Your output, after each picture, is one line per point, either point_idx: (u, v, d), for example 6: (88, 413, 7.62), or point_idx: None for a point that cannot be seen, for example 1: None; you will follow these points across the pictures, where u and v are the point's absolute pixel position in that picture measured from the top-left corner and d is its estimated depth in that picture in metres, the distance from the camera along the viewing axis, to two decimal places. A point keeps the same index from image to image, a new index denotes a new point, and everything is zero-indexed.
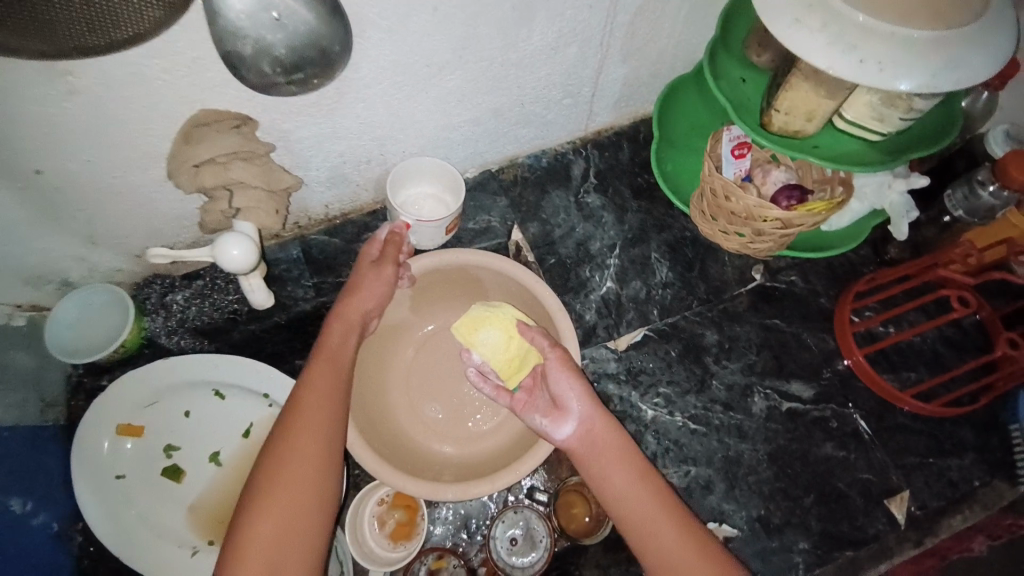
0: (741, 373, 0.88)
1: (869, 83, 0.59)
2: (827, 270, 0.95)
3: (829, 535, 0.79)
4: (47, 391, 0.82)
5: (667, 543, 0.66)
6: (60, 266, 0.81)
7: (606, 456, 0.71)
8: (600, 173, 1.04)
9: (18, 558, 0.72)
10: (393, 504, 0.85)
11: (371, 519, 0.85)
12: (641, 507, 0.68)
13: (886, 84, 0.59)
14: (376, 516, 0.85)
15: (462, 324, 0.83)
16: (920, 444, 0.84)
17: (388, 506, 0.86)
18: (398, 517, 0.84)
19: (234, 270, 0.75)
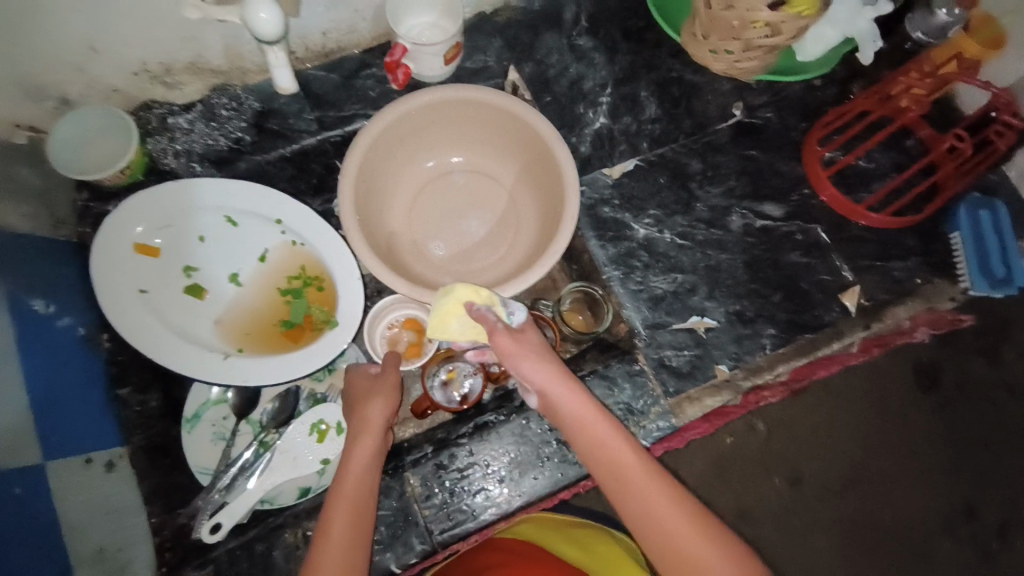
0: (722, 197, 0.98)
1: None
2: (799, 105, 1.02)
3: (792, 323, 0.93)
4: (57, 210, 0.84)
5: (649, 504, 0.63)
6: (57, 79, 0.80)
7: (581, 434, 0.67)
8: (593, 17, 1.05)
9: (46, 353, 0.74)
10: (403, 326, 0.94)
11: (384, 341, 0.93)
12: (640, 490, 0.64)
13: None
14: (388, 338, 0.93)
15: (434, 330, 0.75)
16: (871, 249, 0.97)
17: (398, 328, 0.94)
18: (409, 337, 0.93)
19: (263, 37, 0.73)
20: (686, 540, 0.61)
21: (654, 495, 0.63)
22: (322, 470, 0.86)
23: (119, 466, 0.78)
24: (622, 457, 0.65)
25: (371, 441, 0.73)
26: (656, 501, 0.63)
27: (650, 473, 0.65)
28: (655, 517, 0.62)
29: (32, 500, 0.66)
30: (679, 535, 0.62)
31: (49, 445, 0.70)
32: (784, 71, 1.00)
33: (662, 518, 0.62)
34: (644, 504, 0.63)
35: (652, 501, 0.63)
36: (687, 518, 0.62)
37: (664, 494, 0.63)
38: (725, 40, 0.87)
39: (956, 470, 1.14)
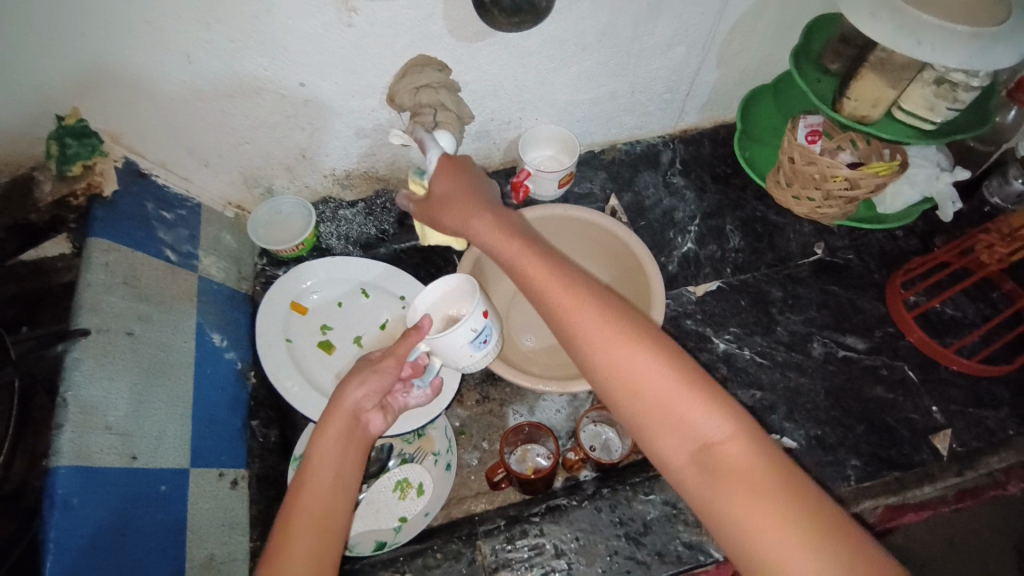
0: (802, 324, 1.04)
1: (919, 56, 0.79)
2: (878, 250, 1.11)
3: (878, 457, 0.92)
4: (242, 268, 1.06)
5: (620, 364, 0.64)
6: (272, 174, 1.06)
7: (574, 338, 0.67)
8: (686, 161, 1.23)
9: (212, 378, 0.90)
10: None
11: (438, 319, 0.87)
12: (637, 380, 0.63)
13: (935, 57, 0.79)
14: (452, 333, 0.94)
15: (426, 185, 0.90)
16: (961, 394, 0.97)
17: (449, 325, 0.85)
18: None
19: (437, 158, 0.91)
20: (666, 397, 0.62)
21: (622, 354, 0.64)
22: (397, 527, 0.92)
23: (240, 486, 0.89)
24: (588, 323, 0.66)
25: (337, 423, 0.72)
26: (628, 360, 0.64)
27: (620, 334, 0.65)
28: (630, 379, 0.63)
29: (173, 498, 0.77)
30: (659, 396, 0.62)
31: (196, 454, 0.83)
32: (861, 220, 1.10)
33: (637, 377, 0.63)
34: (615, 372, 0.64)
35: (623, 359, 0.64)
36: (664, 374, 0.63)
37: (634, 351, 0.64)
38: (807, 189, 1.01)
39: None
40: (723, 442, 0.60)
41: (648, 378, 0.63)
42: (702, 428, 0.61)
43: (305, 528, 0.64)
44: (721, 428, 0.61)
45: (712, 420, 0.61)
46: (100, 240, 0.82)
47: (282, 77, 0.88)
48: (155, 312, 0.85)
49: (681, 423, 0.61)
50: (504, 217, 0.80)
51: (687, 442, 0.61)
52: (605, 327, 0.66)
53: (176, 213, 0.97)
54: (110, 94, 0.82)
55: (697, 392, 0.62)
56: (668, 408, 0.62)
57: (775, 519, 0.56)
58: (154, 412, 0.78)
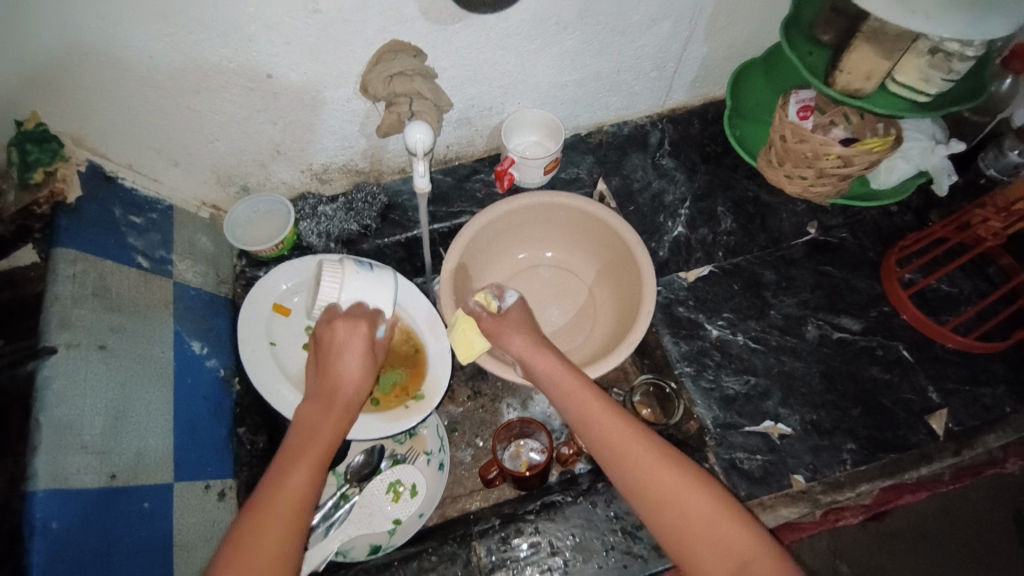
0: (796, 307, 1.02)
1: (915, 27, 0.75)
2: (873, 228, 1.08)
3: (874, 440, 0.91)
4: (220, 271, 1.03)
5: (665, 488, 0.67)
6: (246, 172, 1.02)
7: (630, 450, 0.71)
8: (675, 142, 1.19)
9: (193, 386, 0.88)
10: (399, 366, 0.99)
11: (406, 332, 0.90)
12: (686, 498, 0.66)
13: (928, 27, 0.75)
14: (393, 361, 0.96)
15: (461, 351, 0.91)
16: (957, 373, 0.96)
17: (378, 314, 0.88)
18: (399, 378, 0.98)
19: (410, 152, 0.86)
20: (705, 520, 0.65)
21: (665, 477, 0.68)
22: (392, 530, 0.91)
23: (228, 497, 0.88)
24: (635, 449, 0.71)
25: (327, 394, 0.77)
26: (674, 486, 0.67)
27: (661, 458, 0.69)
28: (668, 502, 0.67)
29: (157, 514, 0.75)
30: (703, 521, 0.65)
31: (180, 467, 0.81)
32: (858, 197, 1.07)
33: (680, 500, 0.67)
34: (658, 491, 0.68)
35: (668, 477, 0.68)
36: (708, 501, 0.66)
37: (678, 475, 0.68)
38: (799, 168, 0.98)
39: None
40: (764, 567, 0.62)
41: (694, 500, 0.66)
42: (740, 547, 0.63)
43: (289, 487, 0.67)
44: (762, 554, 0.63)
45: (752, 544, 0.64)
46: (67, 249, 0.78)
47: (249, 68, 0.84)
48: (128, 322, 0.81)
49: (716, 542, 0.64)
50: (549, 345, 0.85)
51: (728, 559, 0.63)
52: (654, 451, 0.70)
53: (147, 217, 0.93)
54: (67, 95, 0.78)
55: (737, 517, 0.65)
56: (711, 533, 0.65)
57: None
58: (133, 427, 0.76)
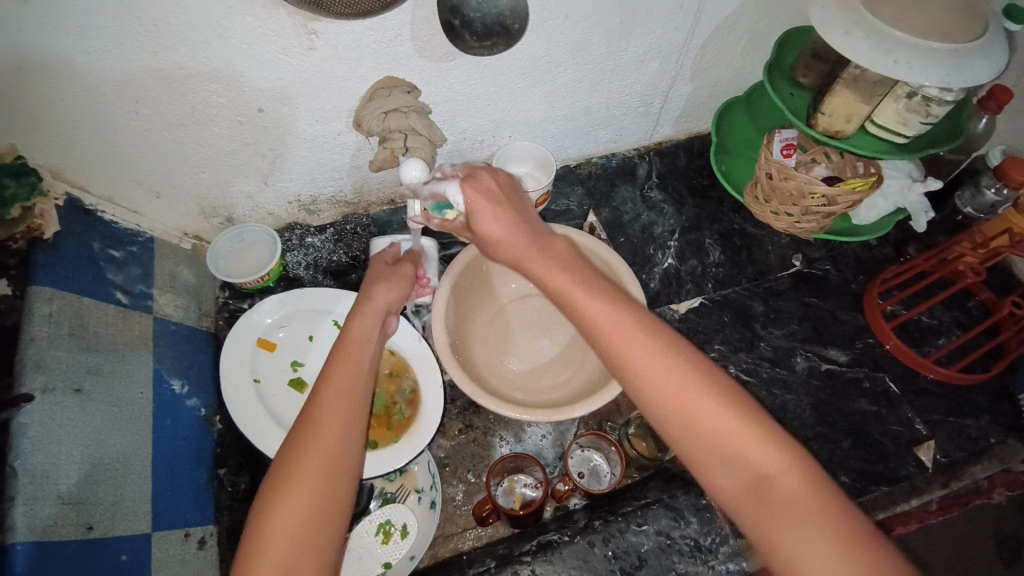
0: (785, 339, 1.03)
1: (896, 75, 0.79)
2: (855, 261, 1.11)
3: (866, 472, 0.92)
4: (203, 304, 1.00)
5: (679, 401, 0.61)
6: (232, 203, 1.00)
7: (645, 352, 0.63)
8: (662, 175, 1.22)
9: (173, 428, 0.84)
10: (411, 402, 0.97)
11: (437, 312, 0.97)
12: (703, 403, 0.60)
13: (912, 76, 0.79)
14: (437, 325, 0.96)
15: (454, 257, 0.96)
16: (941, 404, 0.98)
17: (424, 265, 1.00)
18: (406, 413, 0.96)
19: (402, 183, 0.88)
20: (724, 431, 0.59)
21: (678, 386, 0.61)
22: (382, 574, 0.88)
23: (208, 546, 0.83)
24: (647, 357, 0.63)
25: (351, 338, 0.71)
26: (687, 399, 0.60)
27: (672, 361, 0.62)
28: (682, 410, 0.60)
29: (135, 569, 0.70)
30: (720, 435, 0.59)
31: (158, 516, 0.76)
32: (839, 232, 1.10)
33: (697, 416, 0.60)
34: (672, 400, 0.61)
35: (684, 384, 0.61)
36: (730, 416, 0.59)
37: (694, 386, 0.61)
38: (785, 205, 1.00)
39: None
40: (788, 485, 0.56)
41: (717, 417, 0.60)
42: (757, 462, 0.58)
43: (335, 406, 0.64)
44: (786, 471, 0.57)
45: (777, 461, 0.57)
46: (42, 288, 0.74)
47: (240, 103, 0.82)
48: (106, 363, 0.78)
49: (734, 457, 0.59)
50: (545, 242, 0.73)
51: (744, 477, 0.58)
52: (653, 359, 0.62)
53: (126, 251, 0.89)
54: (46, 126, 0.75)
55: (760, 429, 0.59)
56: (732, 447, 0.59)
57: (835, 561, 0.52)
58: (111, 474, 0.72)
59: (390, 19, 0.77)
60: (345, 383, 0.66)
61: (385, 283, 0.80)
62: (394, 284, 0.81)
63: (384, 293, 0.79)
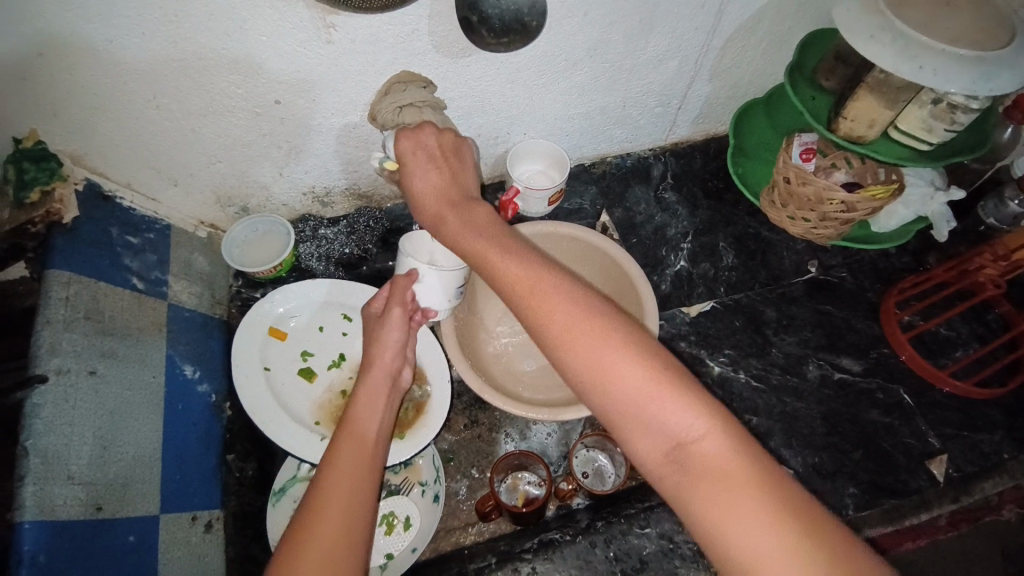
0: (797, 346, 1.02)
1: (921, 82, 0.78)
2: (873, 269, 1.09)
3: (875, 484, 0.91)
4: (216, 292, 1.01)
5: (590, 364, 0.57)
6: (247, 193, 1.01)
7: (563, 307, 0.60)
8: (677, 176, 1.20)
9: (184, 413, 0.85)
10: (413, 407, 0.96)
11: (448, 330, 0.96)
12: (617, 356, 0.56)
13: (938, 83, 0.77)
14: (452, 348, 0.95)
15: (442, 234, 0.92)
16: (955, 418, 0.96)
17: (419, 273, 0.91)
18: (407, 416, 0.95)
19: None
20: (641, 394, 0.55)
21: (594, 346, 0.57)
22: (385, 564, 0.89)
23: (215, 529, 0.85)
24: (570, 319, 0.59)
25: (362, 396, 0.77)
26: (606, 359, 0.56)
27: (593, 322, 0.58)
28: (605, 367, 0.56)
29: (142, 549, 0.72)
30: (639, 398, 0.55)
31: (167, 499, 0.78)
32: (857, 239, 1.07)
33: (618, 378, 0.56)
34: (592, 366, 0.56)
35: (607, 347, 0.57)
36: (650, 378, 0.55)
37: (613, 345, 0.57)
38: (803, 210, 0.99)
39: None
40: (711, 448, 0.53)
41: (629, 371, 0.56)
42: (679, 428, 0.54)
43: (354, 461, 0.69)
44: (711, 433, 0.53)
45: (702, 425, 0.54)
46: (60, 272, 0.76)
47: (257, 94, 0.83)
48: (120, 347, 0.79)
49: (654, 419, 0.55)
50: (467, 207, 0.73)
51: (662, 440, 0.54)
52: (581, 320, 0.58)
53: (144, 237, 0.91)
54: (67, 113, 0.76)
55: (686, 389, 0.55)
56: (650, 409, 0.55)
57: (779, 551, 0.49)
58: (122, 456, 0.73)
59: (406, 13, 0.77)
60: (355, 438, 0.72)
61: (381, 333, 0.84)
62: (393, 329, 0.84)
63: (384, 349, 0.83)
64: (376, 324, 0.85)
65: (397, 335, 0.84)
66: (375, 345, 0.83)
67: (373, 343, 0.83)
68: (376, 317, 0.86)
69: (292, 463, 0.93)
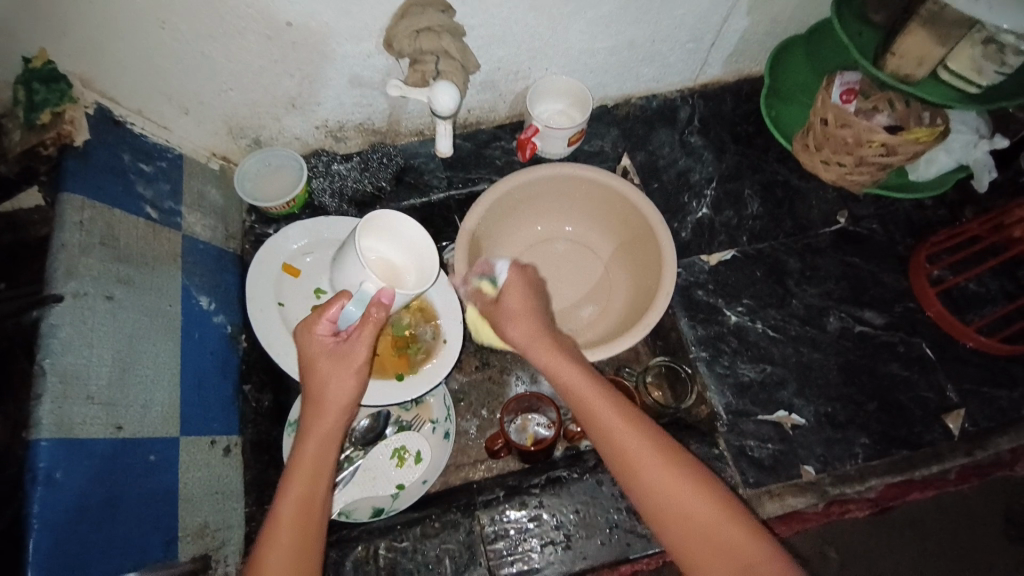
0: (819, 297, 0.99)
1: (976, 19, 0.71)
2: (906, 220, 1.04)
3: (888, 435, 0.90)
4: (230, 226, 1.01)
5: (658, 485, 0.67)
6: (259, 125, 0.99)
7: (630, 441, 0.69)
8: (704, 119, 1.14)
9: (201, 342, 0.87)
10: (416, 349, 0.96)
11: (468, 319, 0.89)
12: (678, 490, 0.66)
13: (992, 20, 0.70)
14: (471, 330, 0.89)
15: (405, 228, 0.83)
16: (977, 374, 0.94)
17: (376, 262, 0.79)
18: (410, 355, 0.95)
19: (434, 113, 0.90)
20: (707, 521, 0.65)
21: (665, 475, 0.67)
22: (395, 494, 0.91)
23: (233, 453, 0.87)
24: (643, 449, 0.68)
25: (308, 463, 0.70)
26: (676, 484, 0.66)
27: (661, 453, 0.68)
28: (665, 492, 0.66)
29: (162, 468, 0.74)
30: (705, 526, 0.64)
31: (186, 422, 0.80)
32: (893, 186, 1.03)
33: (685, 505, 0.65)
34: (661, 489, 0.66)
35: (665, 479, 0.67)
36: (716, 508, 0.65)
37: (678, 475, 0.67)
38: (838, 154, 0.94)
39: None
40: (767, 569, 0.61)
41: (688, 496, 0.66)
42: (732, 539, 0.63)
43: (292, 533, 0.65)
44: (766, 554, 0.62)
45: (758, 547, 0.63)
46: (74, 196, 0.75)
47: (268, 15, 0.79)
48: (136, 274, 0.79)
49: (706, 532, 0.64)
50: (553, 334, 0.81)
51: (719, 554, 0.63)
52: (642, 442, 0.69)
53: (156, 166, 0.90)
54: (75, 30, 0.73)
55: (743, 522, 0.64)
56: (717, 536, 0.64)
57: None
58: (140, 380, 0.75)
59: None
60: (297, 504, 0.67)
61: (330, 377, 0.73)
62: (343, 377, 0.72)
63: (336, 392, 0.72)
64: (322, 364, 0.73)
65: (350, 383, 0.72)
66: (328, 390, 0.72)
67: (315, 391, 0.73)
68: (326, 354, 0.73)
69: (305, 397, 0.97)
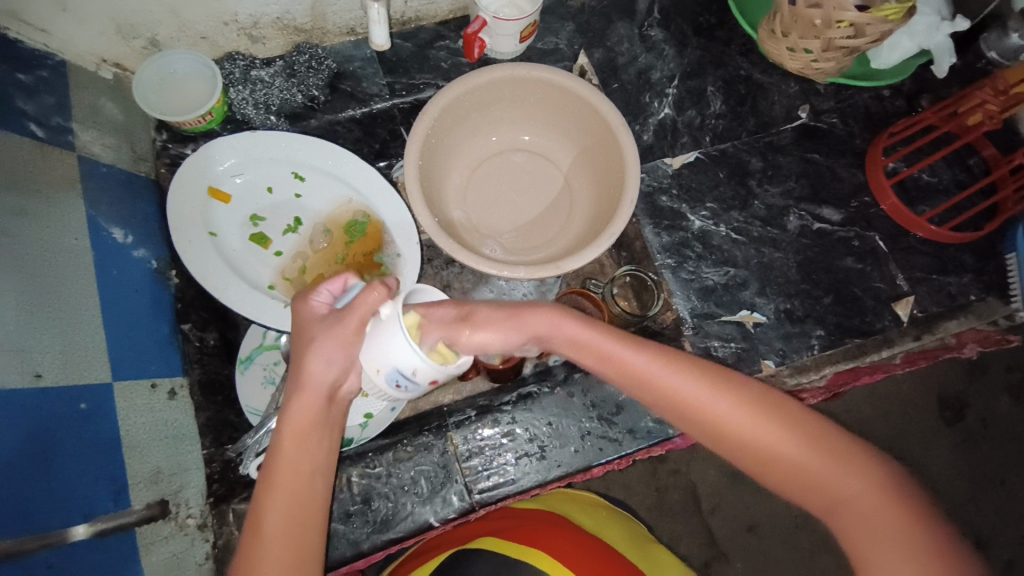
0: (780, 197, 0.98)
1: None
2: (865, 114, 1.03)
3: (842, 326, 0.93)
4: (137, 146, 0.88)
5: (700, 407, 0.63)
6: (153, 22, 0.84)
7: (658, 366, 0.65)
8: (665, 10, 1.06)
9: (121, 278, 0.77)
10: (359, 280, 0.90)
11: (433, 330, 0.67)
12: (718, 406, 0.63)
13: None
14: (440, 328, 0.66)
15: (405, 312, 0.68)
16: (926, 262, 0.97)
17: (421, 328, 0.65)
18: None
19: None
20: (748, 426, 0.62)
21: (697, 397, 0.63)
22: (364, 423, 0.84)
23: (179, 396, 0.81)
24: (706, 394, 0.63)
25: (306, 401, 0.63)
26: (713, 405, 0.63)
27: (694, 376, 0.64)
28: (707, 413, 0.63)
29: (97, 416, 0.67)
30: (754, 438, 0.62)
31: (118, 366, 0.73)
32: (856, 76, 1.03)
33: (776, 451, 0.61)
34: (727, 426, 0.63)
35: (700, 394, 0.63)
36: (806, 447, 0.61)
37: (714, 391, 0.63)
38: (805, 38, 0.89)
39: (972, 499, 1.18)
40: (810, 459, 0.60)
41: (729, 408, 0.63)
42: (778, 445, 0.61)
43: (295, 440, 0.62)
44: (808, 443, 0.61)
45: (838, 467, 0.60)
46: None
47: None
48: (30, 203, 0.67)
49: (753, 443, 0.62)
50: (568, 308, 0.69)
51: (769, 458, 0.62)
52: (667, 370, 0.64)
53: (35, 75, 0.74)
54: None
55: (780, 418, 0.62)
56: (809, 474, 0.60)
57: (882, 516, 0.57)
58: (54, 322, 0.65)
59: None
60: (297, 435, 0.62)
61: (315, 344, 0.63)
62: (330, 346, 0.62)
63: (311, 327, 0.64)
64: (309, 331, 0.64)
65: (340, 353, 0.62)
66: (302, 323, 0.65)
67: (302, 347, 0.64)
68: (314, 324, 0.64)
69: (256, 331, 0.91)
